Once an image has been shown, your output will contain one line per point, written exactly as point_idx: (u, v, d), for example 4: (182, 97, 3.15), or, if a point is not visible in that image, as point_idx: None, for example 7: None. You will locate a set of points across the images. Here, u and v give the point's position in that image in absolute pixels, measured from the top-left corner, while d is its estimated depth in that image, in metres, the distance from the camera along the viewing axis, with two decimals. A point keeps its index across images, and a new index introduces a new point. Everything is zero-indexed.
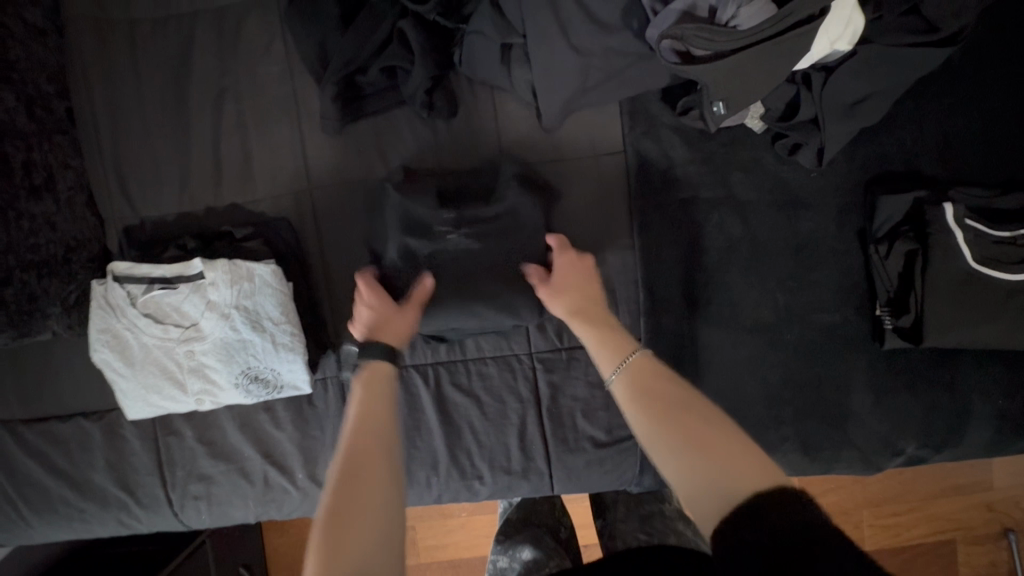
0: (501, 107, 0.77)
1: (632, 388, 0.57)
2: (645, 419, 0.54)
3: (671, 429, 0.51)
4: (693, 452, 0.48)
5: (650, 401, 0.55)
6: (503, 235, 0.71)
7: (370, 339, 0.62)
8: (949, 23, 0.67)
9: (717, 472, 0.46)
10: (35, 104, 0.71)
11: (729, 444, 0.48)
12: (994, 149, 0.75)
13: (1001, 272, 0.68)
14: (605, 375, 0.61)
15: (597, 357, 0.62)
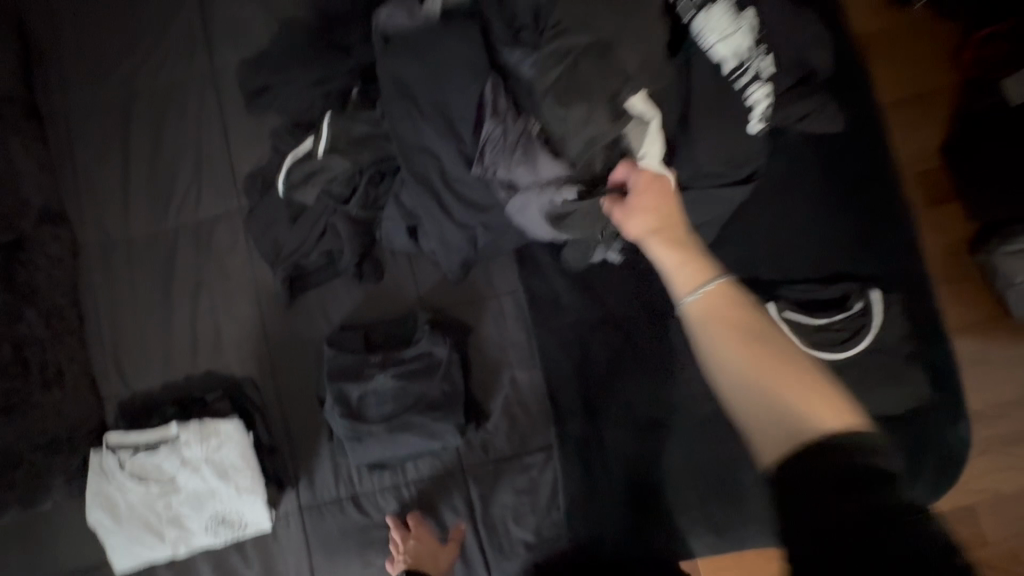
0: (417, 267, 0.97)
1: (712, 317, 0.55)
2: (723, 339, 0.53)
3: (756, 361, 0.51)
4: (777, 405, 0.49)
5: (731, 335, 0.53)
6: (422, 373, 0.88)
7: (413, 569, 0.83)
8: (738, 170, 0.88)
9: (810, 416, 0.47)
10: (53, 316, 0.92)
11: (821, 395, 0.48)
12: (809, 251, 0.93)
13: (825, 353, 0.83)
14: (681, 295, 0.58)
15: (675, 274, 0.59)
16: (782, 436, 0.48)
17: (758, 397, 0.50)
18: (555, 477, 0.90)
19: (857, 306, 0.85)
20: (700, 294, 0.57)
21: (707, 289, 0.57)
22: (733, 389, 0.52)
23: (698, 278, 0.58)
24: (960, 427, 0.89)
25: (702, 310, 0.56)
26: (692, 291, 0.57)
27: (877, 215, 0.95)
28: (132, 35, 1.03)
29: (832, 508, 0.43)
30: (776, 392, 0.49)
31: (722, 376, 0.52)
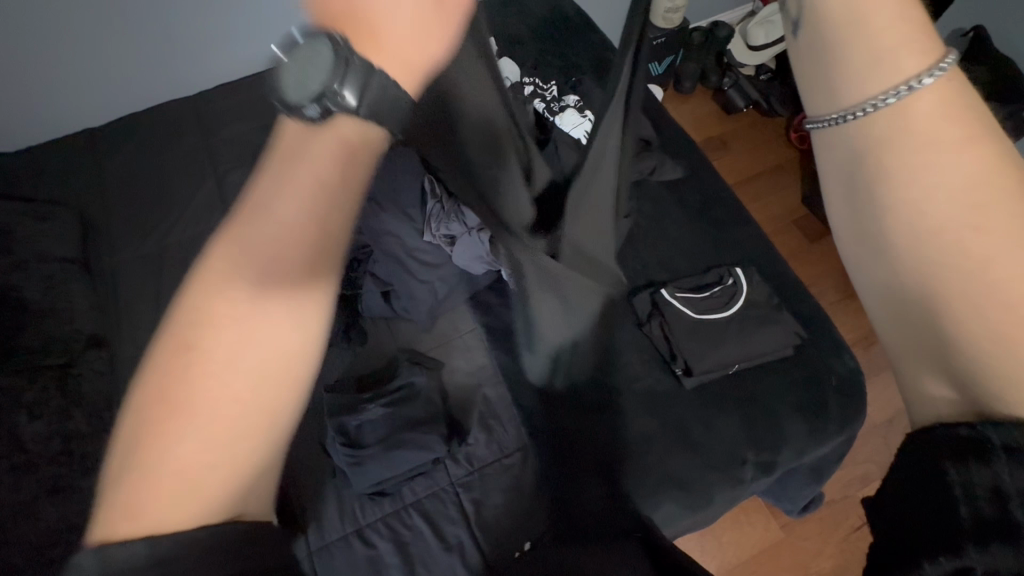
0: (395, 326, 1.19)
1: (912, 116, 0.43)
2: (962, 168, 0.43)
3: (986, 188, 0.42)
4: (959, 249, 0.42)
5: (959, 124, 0.43)
6: (406, 401, 1.07)
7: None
8: (623, 204, 1.16)
9: (1005, 239, 0.41)
10: (92, 415, 1.09)
11: (1005, 220, 0.41)
12: (685, 255, 1.24)
13: (712, 314, 1.13)
14: (910, 78, 0.43)
15: (900, 55, 0.43)
16: (991, 325, 0.41)
17: (944, 234, 0.43)
18: (534, 470, 1.06)
19: (729, 281, 1.16)
20: (922, 86, 0.42)
21: (945, 72, 0.43)
22: (896, 211, 0.45)
23: (927, 47, 0.43)
24: (845, 357, 1.11)
25: (894, 49, 0.43)
26: (910, 73, 0.43)
27: (729, 220, 1.28)
28: (163, 204, 1.36)
29: (936, 449, 0.46)
30: (949, 217, 0.43)
31: (944, 194, 0.43)
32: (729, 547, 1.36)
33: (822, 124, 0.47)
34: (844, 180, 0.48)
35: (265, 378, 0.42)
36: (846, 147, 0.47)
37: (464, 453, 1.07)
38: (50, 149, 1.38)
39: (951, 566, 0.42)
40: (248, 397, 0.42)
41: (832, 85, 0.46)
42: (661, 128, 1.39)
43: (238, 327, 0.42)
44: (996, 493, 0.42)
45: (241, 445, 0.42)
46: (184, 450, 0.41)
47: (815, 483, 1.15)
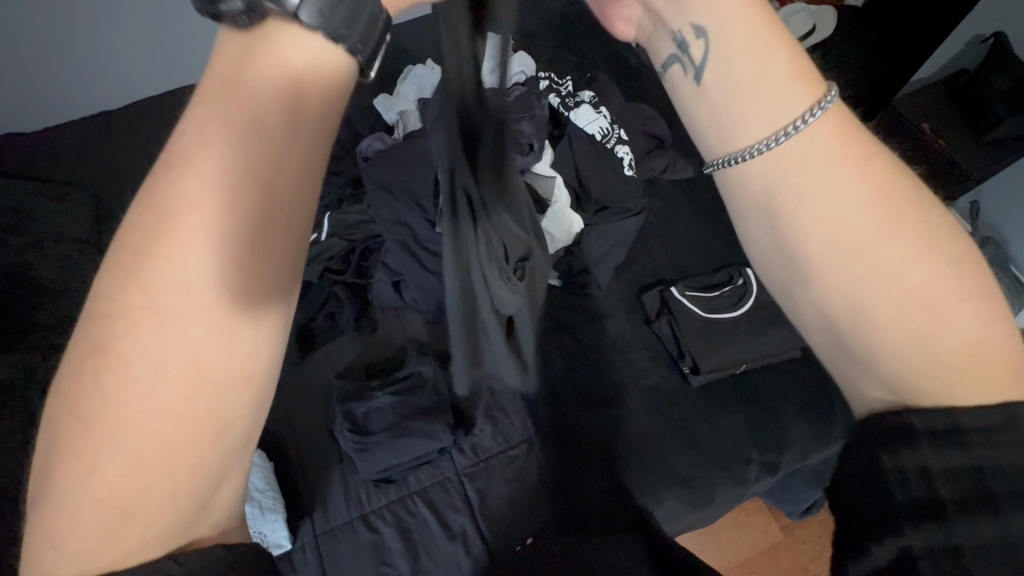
0: (404, 317, 1.21)
1: (804, 144, 0.41)
2: (865, 180, 0.41)
3: (892, 197, 0.41)
4: (876, 271, 0.40)
5: (847, 142, 0.41)
6: (414, 391, 1.08)
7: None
8: (636, 202, 1.15)
9: (912, 253, 0.40)
10: None
11: (912, 233, 0.40)
12: (696, 255, 1.24)
13: (721, 314, 1.13)
14: (801, 111, 0.41)
15: (790, 93, 0.41)
16: (909, 346, 0.40)
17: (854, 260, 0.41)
18: (538, 463, 1.07)
19: (740, 281, 1.16)
20: (809, 122, 0.41)
21: (829, 103, 0.41)
22: (805, 236, 0.42)
23: (809, 82, 0.42)
24: None
25: (779, 88, 0.42)
26: (795, 112, 0.41)
27: None
28: None
29: (867, 438, 0.43)
30: (857, 239, 0.41)
31: (852, 205, 0.41)
32: (728, 546, 1.37)
33: (715, 166, 0.45)
34: (749, 209, 0.45)
35: (218, 367, 0.35)
36: (738, 182, 0.44)
37: (470, 444, 1.08)
38: (69, 132, 1.39)
39: (891, 552, 0.39)
40: (195, 419, 0.35)
41: (722, 132, 0.44)
42: (675, 127, 1.39)
43: (175, 332, 0.34)
44: (924, 474, 0.39)
45: (205, 451, 0.36)
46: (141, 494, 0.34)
47: (817, 486, 1.15)
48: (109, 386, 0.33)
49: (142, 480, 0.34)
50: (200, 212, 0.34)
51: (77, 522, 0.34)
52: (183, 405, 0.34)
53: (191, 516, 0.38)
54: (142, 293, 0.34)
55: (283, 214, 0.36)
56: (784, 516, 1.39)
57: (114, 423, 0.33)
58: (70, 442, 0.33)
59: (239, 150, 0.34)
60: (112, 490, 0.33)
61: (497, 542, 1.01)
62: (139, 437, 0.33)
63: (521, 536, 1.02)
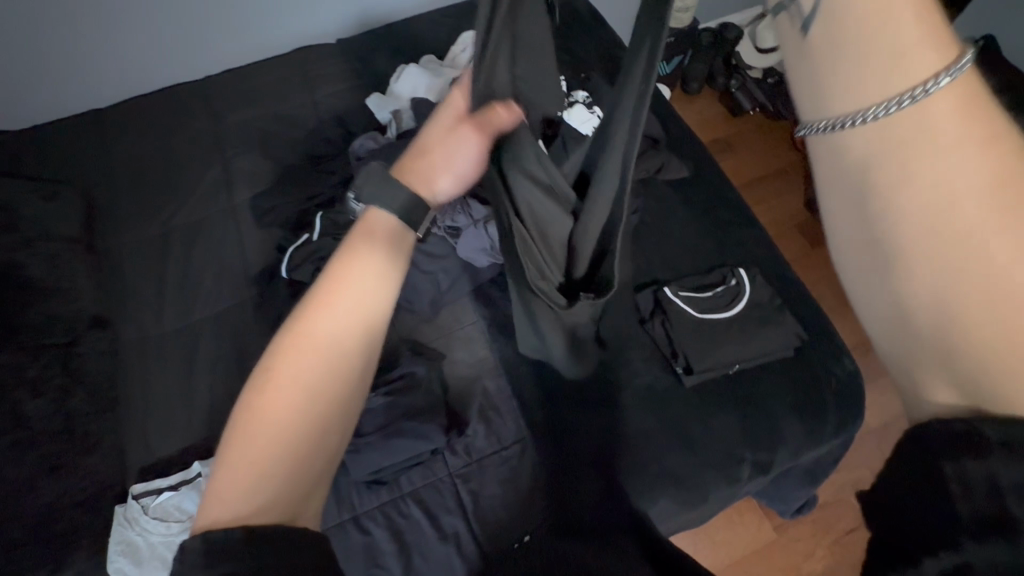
0: (397, 316, 1.19)
1: (919, 117, 0.42)
2: (973, 170, 0.40)
3: (1010, 186, 0.39)
4: (973, 260, 0.39)
5: (970, 123, 0.41)
6: (406, 392, 1.07)
7: (449, 165, 0.61)
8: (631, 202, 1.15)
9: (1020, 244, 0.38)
10: (92, 395, 1.08)
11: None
12: (689, 255, 1.24)
13: (714, 315, 1.13)
14: (924, 80, 0.41)
15: (915, 58, 0.41)
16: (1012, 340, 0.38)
17: (973, 240, 0.39)
18: (532, 463, 1.07)
19: (733, 281, 1.17)
20: (937, 87, 0.40)
21: (960, 71, 0.40)
22: (896, 217, 0.42)
23: (941, 47, 0.41)
24: (844, 361, 1.12)
25: (897, 50, 0.42)
26: (919, 75, 0.41)
27: (733, 221, 1.28)
28: (166, 186, 1.34)
29: (926, 450, 0.42)
30: (957, 225, 0.40)
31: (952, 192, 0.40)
32: (721, 545, 1.38)
33: (808, 129, 0.47)
34: (852, 181, 0.45)
35: (332, 397, 0.48)
36: (837, 152, 0.45)
37: (462, 445, 1.07)
38: (56, 130, 1.37)
39: (948, 563, 0.38)
40: (314, 421, 0.47)
41: (819, 92, 0.46)
42: (668, 127, 1.39)
43: (312, 358, 0.48)
44: (994, 488, 0.38)
45: (313, 457, 0.48)
46: (270, 472, 0.46)
47: (810, 486, 1.15)
48: (262, 400, 0.46)
49: (271, 472, 0.46)
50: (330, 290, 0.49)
51: (225, 497, 0.45)
52: (307, 420, 0.47)
53: (289, 508, 0.48)
54: (286, 343, 0.48)
55: (380, 299, 0.51)
56: (777, 515, 1.40)
57: (263, 426, 0.46)
58: (236, 429, 0.46)
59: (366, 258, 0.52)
60: (250, 471, 0.45)
61: (489, 543, 1.00)
62: (277, 439, 0.46)
63: (514, 536, 1.02)
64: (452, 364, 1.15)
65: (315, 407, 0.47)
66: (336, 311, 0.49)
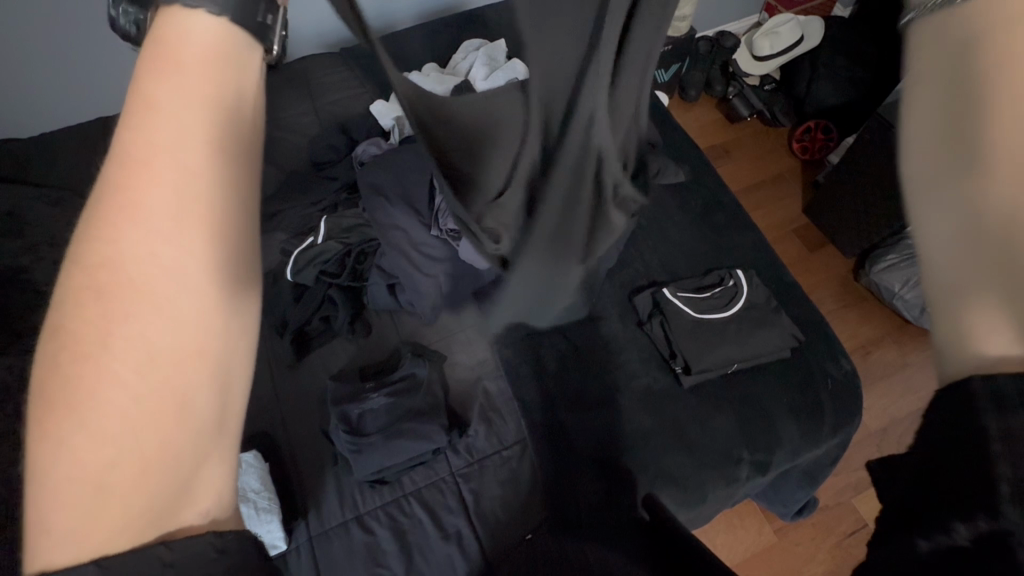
0: (399, 320, 1.21)
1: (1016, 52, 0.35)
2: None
3: None
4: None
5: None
6: (409, 392, 1.09)
7: None
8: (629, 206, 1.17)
9: None
10: None
11: None
12: (687, 258, 1.26)
13: (711, 316, 1.15)
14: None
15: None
16: None
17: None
18: (532, 463, 1.08)
19: (729, 283, 1.19)
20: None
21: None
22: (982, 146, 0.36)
23: None
24: (840, 362, 1.13)
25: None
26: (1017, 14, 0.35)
27: (730, 225, 1.30)
28: None
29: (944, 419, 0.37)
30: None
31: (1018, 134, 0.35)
32: (722, 546, 1.38)
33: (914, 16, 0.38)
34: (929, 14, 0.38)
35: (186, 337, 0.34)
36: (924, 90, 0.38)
37: (464, 445, 1.08)
38: (64, 137, 1.39)
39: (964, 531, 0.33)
40: (154, 379, 0.33)
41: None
42: (665, 134, 1.41)
43: (144, 287, 0.33)
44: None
45: (183, 427, 0.34)
46: (102, 467, 0.31)
47: (809, 486, 1.16)
48: (80, 371, 0.32)
49: (111, 441, 0.31)
50: (149, 184, 0.33)
51: (64, 514, 0.31)
52: (153, 376, 0.33)
53: (171, 495, 0.34)
54: (91, 284, 0.33)
55: (215, 174, 0.35)
56: (777, 518, 1.40)
57: (90, 406, 0.31)
58: (43, 418, 0.32)
59: (183, 119, 0.34)
60: (76, 474, 0.31)
61: (490, 543, 1.01)
62: (115, 415, 0.32)
63: (516, 536, 1.03)
64: (453, 365, 1.17)
65: (144, 358, 0.33)
66: (158, 206, 0.33)
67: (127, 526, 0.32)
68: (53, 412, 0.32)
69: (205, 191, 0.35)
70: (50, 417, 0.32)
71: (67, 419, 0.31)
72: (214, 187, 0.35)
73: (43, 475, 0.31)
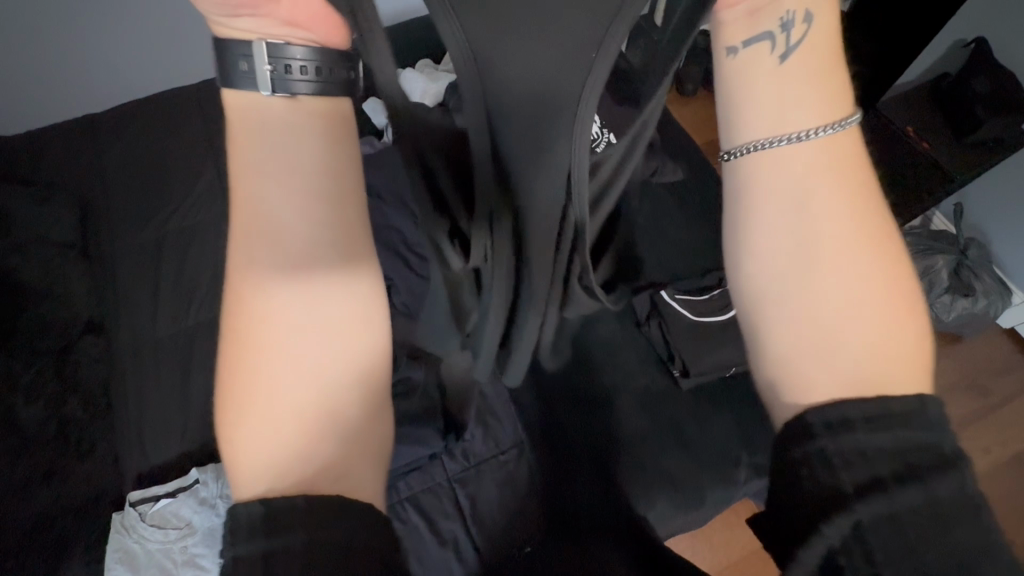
0: None
1: (817, 158, 0.40)
2: (849, 224, 0.40)
3: (865, 242, 0.41)
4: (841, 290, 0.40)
5: (844, 173, 0.41)
6: (403, 398, 1.07)
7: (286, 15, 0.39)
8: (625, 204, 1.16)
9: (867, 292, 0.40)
10: (88, 402, 1.08)
11: (883, 275, 0.41)
12: (685, 258, 1.25)
13: (711, 317, 1.13)
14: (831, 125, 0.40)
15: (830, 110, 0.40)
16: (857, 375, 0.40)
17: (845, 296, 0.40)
18: (529, 466, 1.07)
19: (728, 286, 1.16)
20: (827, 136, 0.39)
21: (847, 126, 0.40)
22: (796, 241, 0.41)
23: (834, 102, 0.40)
24: None
25: (806, 96, 0.39)
26: (807, 124, 0.39)
27: None
28: (160, 191, 1.33)
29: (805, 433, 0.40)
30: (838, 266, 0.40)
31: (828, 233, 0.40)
32: (720, 545, 1.38)
33: (731, 153, 0.42)
34: (751, 102, 0.41)
35: (303, 364, 0.40)
36: (750, 176, 0.41)
37: (462, 449, 1.07)
38: (45, 130, 1.34)
39: (845, 530, 0.36)
40: (303, 360, 0.39)
41: (750, 121, 0.41)
42: (664, 131, 1.39)
43: (275, 284, 0.39)
44: (858, 453, 0.38)
45: (314, 427, 0.39)
46: (279, 432, 0.39)
47: None
48: (248, 363, 0.39)
49: (278, 409, 0.39)
50: (263, 218, 0.39)
51: (252, 477, 0.39)
52: (284, 400, 0.39)
53: (341, 448, 0.41)
54: (243, 290, 0.39)
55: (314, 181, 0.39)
56: (774, 516, 1.40)
57: (242, 418, 0.39)
58: (227, 399, 0.40)
59: (283, 183, 0.39)
60: (258, 434, 0.39)
61: (487, 548, 1.01)
62: (266, 423, 0.38)
63: (515, 545, 1.01)
64: None
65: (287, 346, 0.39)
66: (280, 216, 0.39)
67: (299, 473, 0.39)
68: (231, 393, 0.39)
69: (311, 198, 0.39)
70: (229, 397, 0.39)
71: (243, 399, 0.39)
72: (318, 192, 0.40)
73: (233, 440, 0.39)
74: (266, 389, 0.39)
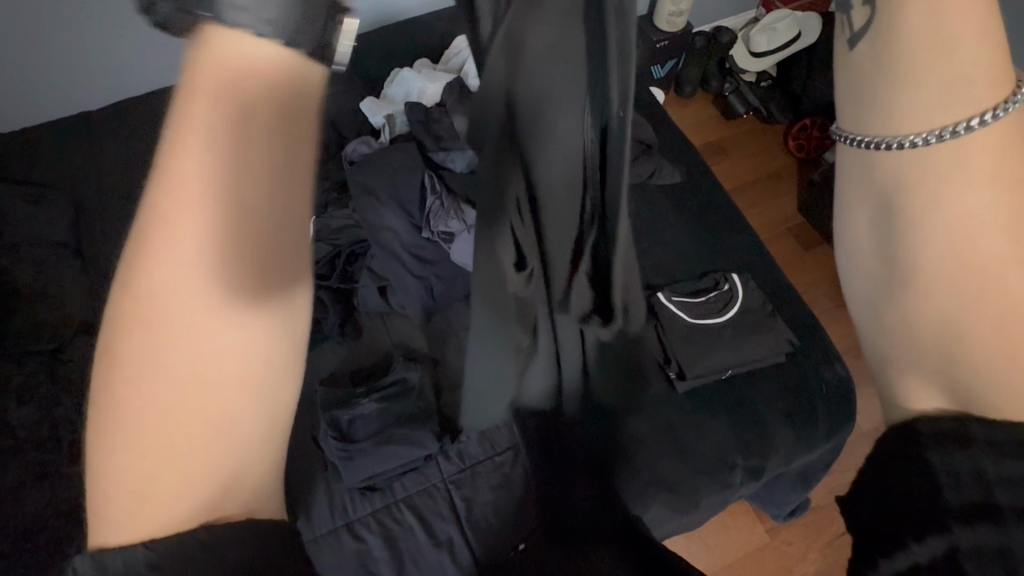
0: (391, 322, 1.18)
1: (956, 155, 0.34)
2: (1001, 229, 0.36)
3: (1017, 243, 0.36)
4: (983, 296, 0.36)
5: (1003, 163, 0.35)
6: (399, 397, 1.07)
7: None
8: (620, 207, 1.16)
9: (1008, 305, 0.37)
10: (81, 403, 1.08)
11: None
12: (682, 261, 1.25)
13: (709, 319, 1.15)
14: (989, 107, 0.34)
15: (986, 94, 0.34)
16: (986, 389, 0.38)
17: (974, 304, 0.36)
18: (524, 468, 1.07)
19: (725, 286, 1.18)
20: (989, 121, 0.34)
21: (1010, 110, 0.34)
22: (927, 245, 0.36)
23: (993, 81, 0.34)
24: (835, 367, 1.13)
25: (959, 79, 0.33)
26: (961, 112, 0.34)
27: (725, 226, 1.29)
28: None
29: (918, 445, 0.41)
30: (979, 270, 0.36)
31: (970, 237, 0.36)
32: (715, 546, 1.38)
33: (849, 140, 0.37)
34: (875, 83, 0.34)
35: (202, 396, 0.33)
36: (872, 172, 0.36)
37: (458, 450, 1.07)
38: (41, 130, 1.34)
39: (935, 549, 0.39)
40: (196, 417, 0.33)
41: (883, 107, 0.34)
42: (660, 133, 1.40)
43: (177, 311, 0.31)
44: (980, 479, 0.38)
45: (206, 482, 0.36)
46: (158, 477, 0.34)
47: (802, 490, 1.16)
48: (120, 399, 0.32)
49: (156, 464, 0.33)
50: (182, 203, 0.30)
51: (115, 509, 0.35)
52: (172, 431, 0.33)
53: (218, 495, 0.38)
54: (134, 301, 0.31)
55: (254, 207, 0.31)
56: (768, 518, 1.40)
57: (115, 443, 0.33)
58: (98, 421, 0.33)
59: (210, 167, 0.29)
60: (133, 477, 0.34)
61: (482, 549, 1.01)
62: (156, 465, 0.34)
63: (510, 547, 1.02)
64: (446, 366, 1.15)
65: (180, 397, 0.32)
66: (199, 231, 0.31)
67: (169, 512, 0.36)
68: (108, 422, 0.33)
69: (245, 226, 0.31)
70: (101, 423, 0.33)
71: (118, 434, 0.32)
72: (261, 223, 0.32)
73: (99, 467, 0.34)
74: (144, 433, 0.32)
